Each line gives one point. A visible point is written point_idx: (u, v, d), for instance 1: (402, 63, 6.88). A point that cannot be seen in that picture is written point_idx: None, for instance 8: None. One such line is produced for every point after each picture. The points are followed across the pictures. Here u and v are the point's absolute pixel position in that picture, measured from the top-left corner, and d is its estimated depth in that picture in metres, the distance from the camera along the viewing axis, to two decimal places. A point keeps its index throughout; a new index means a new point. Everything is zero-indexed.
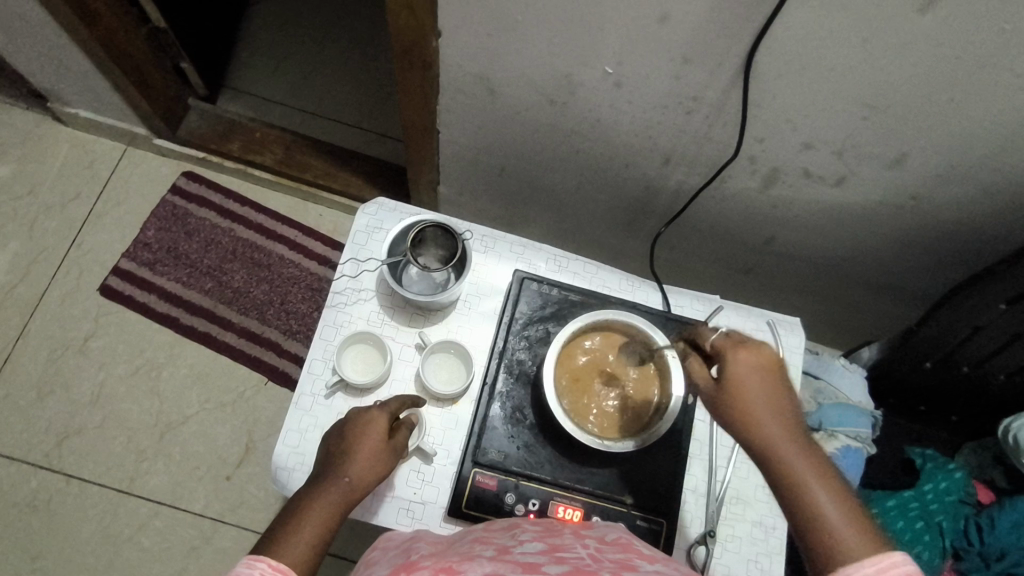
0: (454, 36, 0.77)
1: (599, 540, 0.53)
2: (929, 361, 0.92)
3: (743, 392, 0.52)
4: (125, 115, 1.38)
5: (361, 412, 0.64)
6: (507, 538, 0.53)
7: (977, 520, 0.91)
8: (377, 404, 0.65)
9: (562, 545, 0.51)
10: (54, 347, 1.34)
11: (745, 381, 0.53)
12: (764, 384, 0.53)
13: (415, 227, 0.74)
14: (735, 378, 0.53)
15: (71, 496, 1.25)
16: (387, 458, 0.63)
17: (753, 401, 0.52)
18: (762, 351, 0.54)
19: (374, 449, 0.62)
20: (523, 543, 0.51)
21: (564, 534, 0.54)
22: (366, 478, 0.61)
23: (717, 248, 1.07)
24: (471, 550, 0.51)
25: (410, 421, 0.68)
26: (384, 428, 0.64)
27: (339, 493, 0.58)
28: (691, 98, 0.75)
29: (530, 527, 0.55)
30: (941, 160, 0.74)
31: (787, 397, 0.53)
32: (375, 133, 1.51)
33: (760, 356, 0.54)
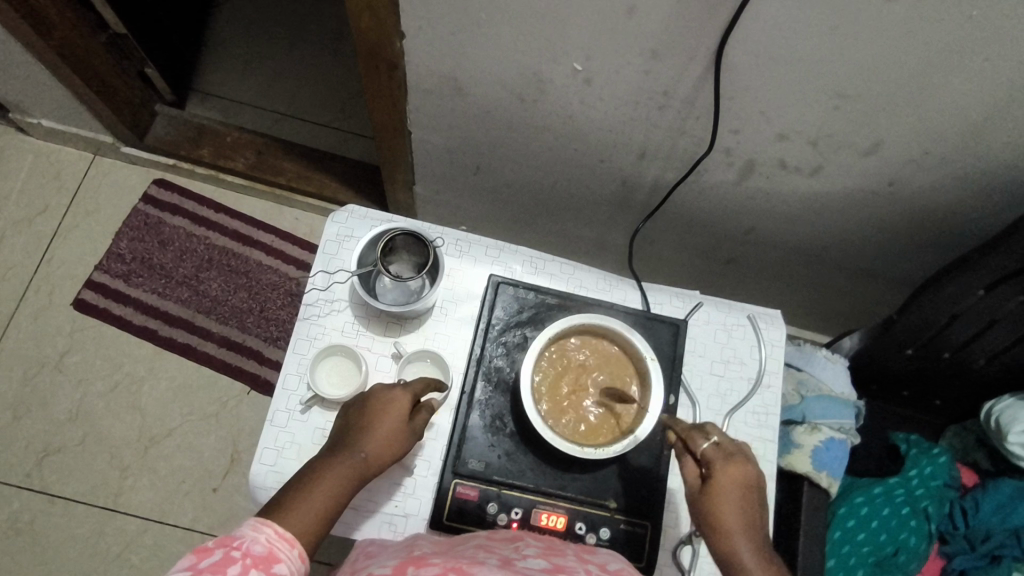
0: (417, 36, 0.75)
1: (601, 566, 0.53)
2: (910, 348, 0.90)
3: (721, 507, 0.58)
4: (90, 124, 1.34)
5: (384, 390, 0.64)
6: (510, 549, 0.54)
7: (962, 504, 0.93)
8: (401, 384, 0.65)
9: (565, 566, 0.50)
10: (30, 365, 1.31)
11: (727, 499, 0.58)
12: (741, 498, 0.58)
13: (385, 235, 0.72)
14: (716, 493, 0.58)
15: (55, 517, 1.23)
16: (405, 439, 0.62)
17: (727, 519, 0.58)
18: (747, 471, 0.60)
19: (394, 428, 0.62)
20: (527, 559, 0.51)
21: (566, 553, 0.54)
22: (381, 459, 0.61)
23: (698, 240, 1.06)
24: (475, 555, 0.51)
25: (432, 405, 0.67)
26: (406, 409, 0.63)
27: (352, 469, 0.58)
28: (662, 93, 0.74)
29: (533, 542, 0.56)
30: (916, 147, 0.73)
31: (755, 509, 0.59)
32: (348, 133, 1.48)
33: (746, 476, 0.59)
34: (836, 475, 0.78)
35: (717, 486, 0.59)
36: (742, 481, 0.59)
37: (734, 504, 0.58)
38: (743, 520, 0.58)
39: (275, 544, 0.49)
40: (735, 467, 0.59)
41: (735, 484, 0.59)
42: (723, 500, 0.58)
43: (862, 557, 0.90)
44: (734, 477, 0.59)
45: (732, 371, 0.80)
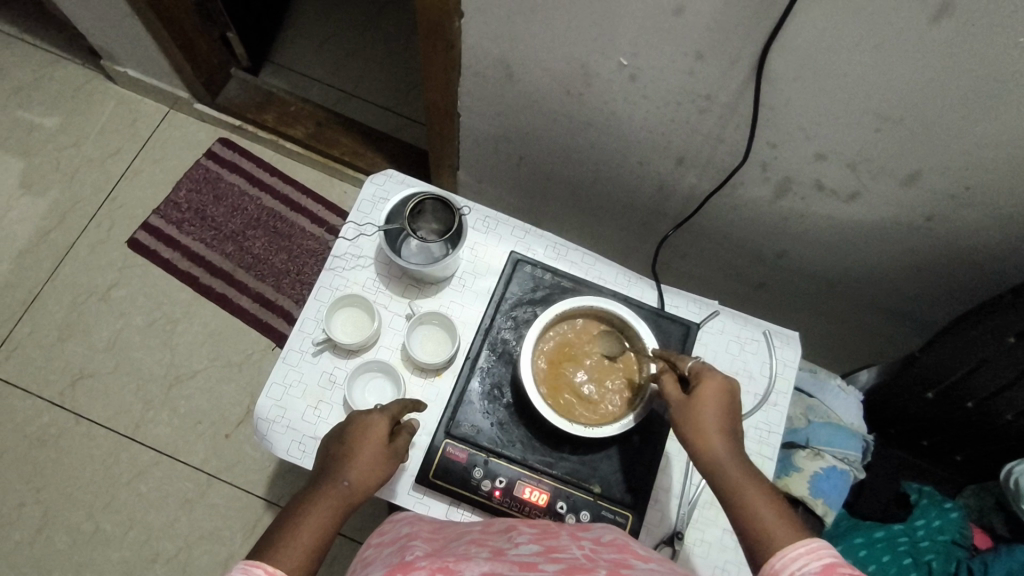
0: (474, 17, 0.78)
1: (595, 540, 0.55)
2: (930, 391, 0.88)
3: (703, 408, 0.59)
4: (170, 78, 1.44)
5: (362, 416, 0.65)
6: (504, 540, 0.56)
7: (970, 564, 0.86)
8: (378, 408, 0.65)
9: (557, 547, 0.53)
10: (81, 292, 1.40)
11: (709, 403, 0.59)
12: (721, 410, 0.59)
13: (415, 198, 0.75)
14: (700, 398, 0.59)
15: (78, 436, 1.30)
16: (387, 463, 0.63)
17: (709, 419, 0.58)
18: (730, 382, 0.61)
19: (375, 453, 0.62)
20: (519, 546, 0.54)
21: (561, 535, 0.57)
22: (366, 483, 0.61)
23: (728, 258, 1.05)
24: (467, 552, 0.54)
25: (411, 427, 0.68)
26: (385, 433, 0.64)
27: (337, 498, 0.58)
28: (704, 97, 0.75)
29: (526, 530, 0.58)
30: (957, 180, 0.72)
31: (738, 427, 0.59)
32: (405, 118, 1.54)
33: (727, 385, 0.61)
34: (833, 505, 0.79)
35: (700, 392, 0.60)
36: (723, 388, 0.60)
37: (715, 410, 0.59)
38: (724, 423, 0.59)
39: None
40: (716, 374, 0.61)
41: (718, 390, 0.60)
42: (705, 405, 0.59)
43: None
44: (715, 383, 0.60)
45: (738, 383, 0.79)
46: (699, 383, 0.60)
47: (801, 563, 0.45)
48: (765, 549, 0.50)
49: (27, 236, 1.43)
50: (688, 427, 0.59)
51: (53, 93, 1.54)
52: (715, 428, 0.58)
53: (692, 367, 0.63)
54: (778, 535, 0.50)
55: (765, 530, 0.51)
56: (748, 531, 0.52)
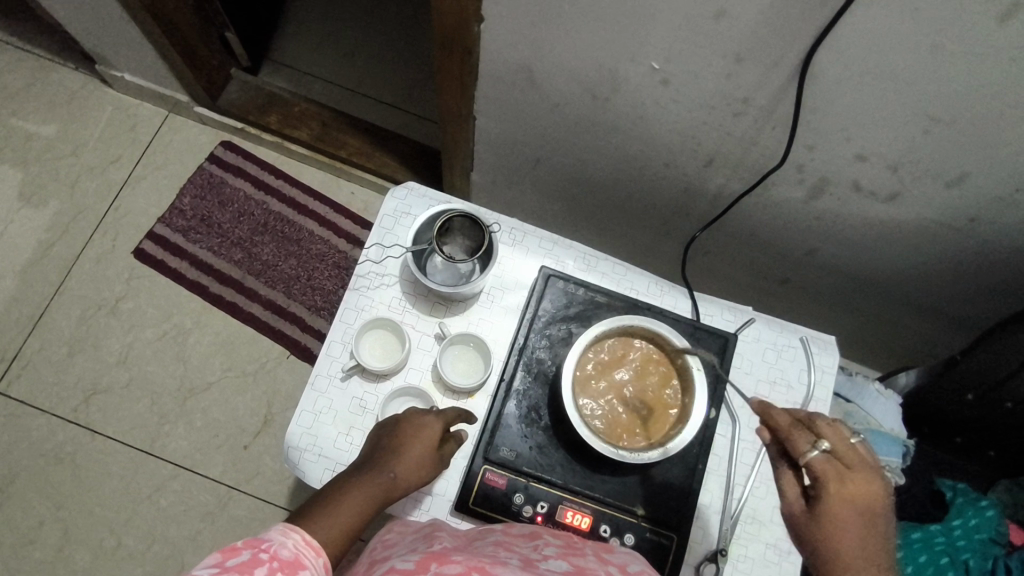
0: (496, 22, 0.75)
1: (621, 570, 0.54)
2: (971, 393, 0.86)
3: (834, 526, 0.50)
4: (168, 81, 1.39)
5: (418, 415, 0.64)
6: (531, 548, 0.55)
7: (1007, 562, 0.86)
8: (435, 410, 0.65)
9: (586, 569, 0.52)
10: (88, 306, 1.37)
11: (842, 520, 0.50)
12: (858, 523, 0.50)
13: (442, 216, 0.72)
14: (831, 513, 0.50)
15: (95, 452, 1.29)
16: (433, 465, 0.62)
17: (842, 541, 0.50)
18: (872, 486, 0.51)
19: (423, 453, 0.62)
20: (549, 560, 0.52)
21: (587, 553, 0.55)
22: (408, 481, 0.60)
23: (754, 257, 1.03)
24: (496, 554, 0.52)
25: (460, 438, 0.67)
26: (436, 436, 0.63)
27: (381, 486, 0.57)
28: (740, 100, 0.72)
29: (552, 540, 0.57)
30: (1004, 182, 0.69)
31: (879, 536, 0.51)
32: (412, 115, 1.50)
33: (868, 491, 0.51)
34: None
35: (829, 505, 0.51)
36: (859, 498, 0.50)
37: (852, 522, 0.50)
38: (863, 545, 0.50)
39: (302, 550, 0.47)
40: (849, 478, 0.51)
41: (853, 502, 0.50)
42: (838, 520, 0.50)
43: None
44: (849, 492, 0.50)
45: (777, 393, 0.78)
46: (828, 495, 0.51)
47: None
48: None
49: (30, 250, 1.40)
50: (823, 548, 0.51)
51: (48, 100, 1.49)
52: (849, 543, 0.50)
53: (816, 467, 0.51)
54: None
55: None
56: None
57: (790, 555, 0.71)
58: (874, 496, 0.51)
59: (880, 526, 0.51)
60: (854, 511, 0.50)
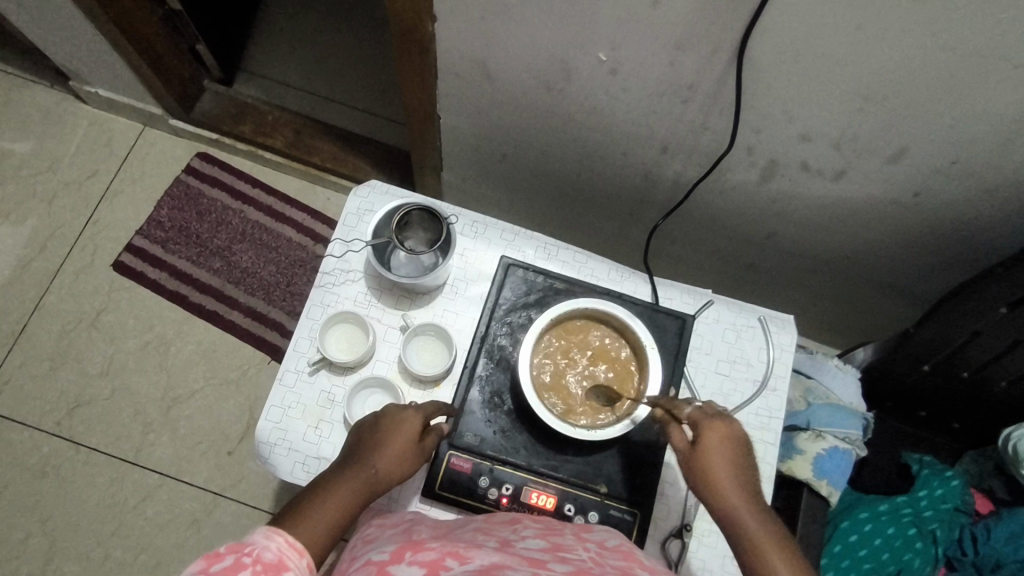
0: (448, 19, 0.77)
1: (600, 544, 0.54)
2: (927, 363, 0.88)
3: (712, 463, 0.58)
4: (141, 95, 1.41)
5: (398, 409, 0.65)
6: (508, 532, 0.56)
7: (973, 530, 0.90)
8: (414, 404, 0.66)
9: (564, 546, 0.53)
10: (69, 319, 1.38)
11: (718, 457, 0.58)
12: (730, 458, 0.58)
13: (400, 210, 0.74)
14: (707, 451, 0.59)
15: (80, 464, 1.29)
16: (415, 458, 0.63)
17: (717, 473, 0.58)
18: (733, 427, 0.60)
19: (404, 447, 0.63)
20: (525, 540, 0.54)
21: (565, 533, 0.57)
22: (392, 474, 0.61)
23: (718, 243, 1.05)
24: (473, 540, 0.54)
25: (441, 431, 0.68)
26: (417, 429, 0.64)
27: (364, 481, 0.58)
28: (686, 87, 0.74)
29: (531, 523, 0.58)
30: (940, 155, 0.72)
31: (751, 473, 0.59)
32: (385, 119, 1.52)
33: (730, 431, 0.60)
34: (837, 485, 0.78)
35: (705, 446, 0.59)
36: (728, 442, 0.59)
37: (725, 458, 0.58)
38: (734, 476, 0.58)
39: (286, 552, 0.46)
40: (717, 425, 0.60)
41: (723, 439, 0.59)
42: (712, 455, 0.58)
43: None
44: (719, 439, 0.59)
45: (738, 371, 0.80)
46: (704, 436, 0.59)
47: None
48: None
49: (10, 266, 1.41)
50: (703, 484, 0.58)
51: (23, 118, 1.50)
52: (725, 474, 0.58)
53: (690, 416, 0.61)
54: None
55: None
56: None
57: None
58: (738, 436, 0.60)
59: (751, 465, 0.59)
60: (727, 450, 0.59)
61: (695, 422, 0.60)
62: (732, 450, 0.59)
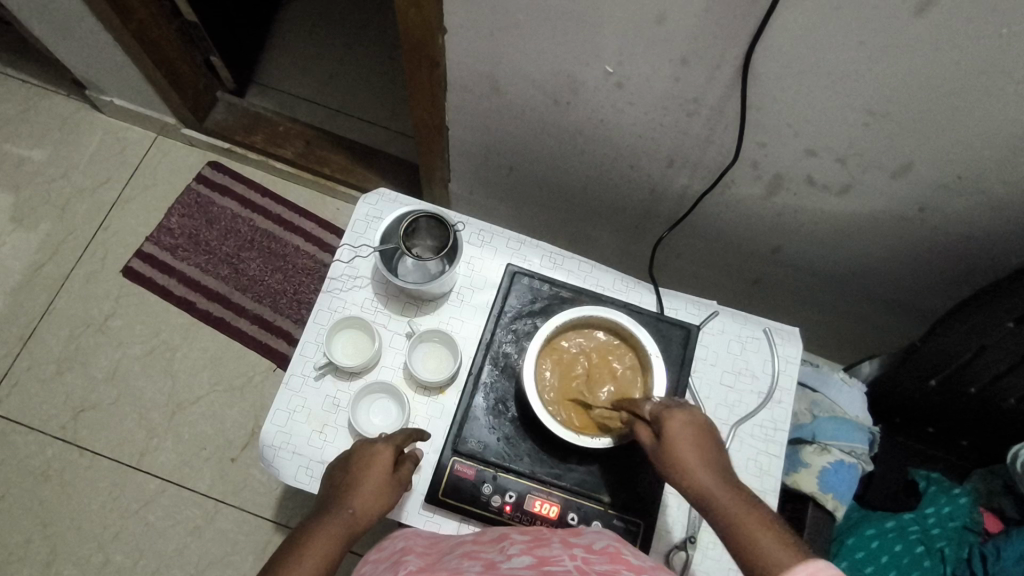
0: (458, 32, 0.78)
1: (587, 548, 0.54)
2: (934, 377, 0.87)
3: (679, 449, 0.58)
4: (155, 105, 1.43)
5: (366, 446, 0.66)
6: (496, 552, 0.56)
7: (983, 549, 0.89)
8: (383, 437, 0.66)
9: (549, 558, 0.53)
10: (78, 324, 1.39)
11: (683, 441, 0.58)
12: (693, 441, 0.58)
13: (408, 217, 0.75)
14: (673, 438, 0.58)
15: (83, 469, 1.29)
16: (391, 493, 0.63)
17: (685, 459, 0.57)
18: (693, 415, 0.60)
19: (378, 482, 0.63)
20: (511, 559, 0.53)
21: (553, 542, 0.57)
22: (369, 513, 0.60)
23: (724, 257, 1.06)
24: (458, 565, 0.54)
25: (415, 457, 0.69)
26: (389, 462, 0.64)
27: (343, 524, 0.57)
28: (691, 100, 0.75)
29: (519, 538, 0.58)
30: (945, 171, 0.72)
31: (718, 455, 0.58)
32: (394, 131, 1.54)
33: (691, 417, 0.60)
34: (843, 499, 0.78)
35: (669, 432, 0.59)
36: (686, 426, 0.59)
37: (687, 441, 0.58)
38: (703, 461, 0.57)
39: None
40: (674, 411, 0.60)
41: (686, 424, 0.59)
42: (677, 441, 0.58)
43: None
44: (678, 423, 0.59)
45: (742, 383, 0.80)
46: (664, 424, 0.59)
47: None
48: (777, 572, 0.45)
49: (21, 271, 1.42)
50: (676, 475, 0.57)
51: (39, 125, 1.53)
52: (691, 458, 0.57)
53: (650, 410, 0.62)
54: (774, 555, 0.47)
55: (760, 551, 0.48)
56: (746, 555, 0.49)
57: None
58: (700, 422, 0.60)
59: (718, 449, 0.59)
60: (690, 435, 0.59)
61: (655, 414, 0.61)
62: (694, 435, 0.59)
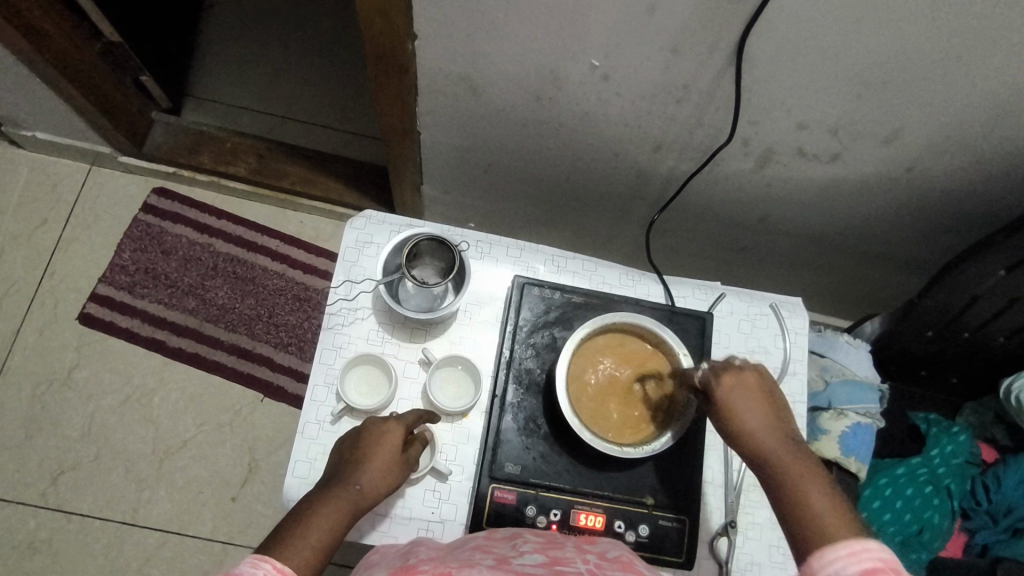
0: (430, 38, 0.74)
1: (600, 555, 0.53)
2: (931, 330, 0.90)
3: (735, 407, 0.59)
4: (86, 135, 1.32)
5: (378, 423, 0.64)
6: (508, 548, 0.55)
7: (984, 480, 0.96)
8: (395, 416, 0.65)
9: (562, 559, 0.52)
10: (38, 382, 1.29)
11: (738, 402, 0.59)
12: (752, 400, 0.59)
13: (409, 242, 0.71)
14: (727, 398, 0.60)
15: (73, 534, 1.22)
16: (399, 471, 0.62)
17: (741, 414, 0.59)
18: (746, 374, 0.61)
19: (387, 461, 0.62)
20: (523, 556, 0.52)
21: (566, 546, 0.55)
22: (377, 489, 0.60)
23: (711, 230, 1.05)
24: (470, 557, 0.53)
25: (424, 438, 0.69)
26: (400, 441, 0.63)
27: (349, 500, 0.57)
28: (681, 87, 0.73)
29: (531, 538, 0.57)
30: (936, 132, 0.73)
31: (778, 412, 0.59)
32: (349, 133, 1.46)
33: (745, 379, 0.60)
34: (863, 459, 0.82)
35: (722, 395, 0.60)
36: (745, 386, 0.60)
37: (747, 402, 0.59)
38: (763, 418, 0.59)
39: None
40: (735, 373, 0.61)
41: (740, 386, 0.60)
42: (733, 404, 0.59)
43: (889, 538, 0.92)
44: (734, 382, 0.60)
45: (757, 362, 0.81)
46: (716, 386, 0.60)
47: (841, 564, 0.47)
48: (820, 540, 0.50)
49: None
50: (726, 425, 0.59)
51: None
52: (749, 415, 0.59)
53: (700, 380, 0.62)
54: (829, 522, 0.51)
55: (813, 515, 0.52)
56: (792, 513, 0.53)
57: None
58: (756, 382, 0.61)
59: (781, 408, 0.60)
60: (746, 393, 0.60)
61: (706, 380, 0.61)
62: (750, 393, 0.60)
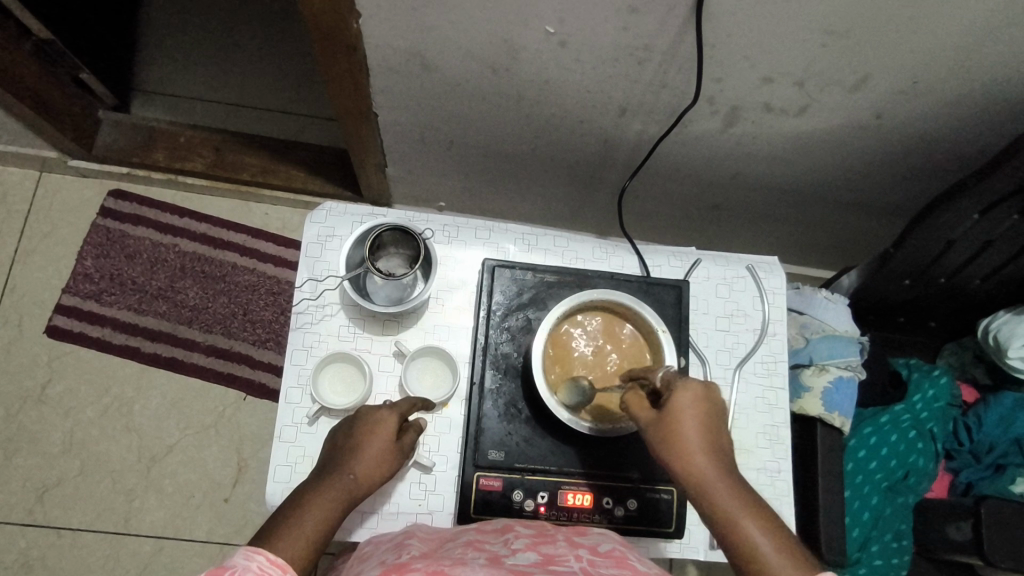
0: (374, 14, 0.70)
1: (592, 549, 0.53)
2: (908, 278, 0.90)
3: (682, 429, 0.56)
4: (30, 140, 1.26)
5: (372, 411, 0.63)
6: (499, 544, 0.54)
7: (966, 420, 0.98)
8: (388, 404, 0.64)
9: (555, 557, 0.51)
10: (12, 400, 1.26)
11: (686, 420, 0.56)
12: (699, 421, 0.57)
13: (371, 234, 0.68)
14: (676, 414, 0.57)
15: (66, 549, 1.21)
16: (394, 459, 0.62)
17: (689, 438, 0.56)
18: (700, 389, 0.58)
19: (381, 451, 0.61)
20: (516, 554, 0.52)
21: (556, 540, 0.55)
22: (371, 478, 0.59)
23: (685, 191, 1.03)
24: (462, 555, 0.52)
25: (419, 425, 0.67)
26: (394, 430, 0.62)
27: (343, 490, 0.57)
28: (642, 48, 0.70)
29: (522, 532, 0.57)
30: (903, 75, 0.71)
31: (721, 436, 0.57)
32: (308, 117, 1.41)
33: (700, 393, 0.58)
34: (847, 413, 0.81)
35: (674, 410, 0.57)
36: (694, 405, 0.57)
37: (695, 421, 0.57)
38: (706, 442, 0.56)
39: (269, 570, 0.47)
40: (687, 390, 0.57)
41: (693, 403, 0.57)
42: (682, 423, 0.57)
43: (875, 485, 0.93)
44: (686, 401, 0.57)
45: (737, 325, 0.80)
46: (671, 399, 0.57)
47: None
48: None
49: None
50: (671, 448, 0.56)
51: None
52: (695, 439, 0.56)
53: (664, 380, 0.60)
54: (768, 561, 0.50)
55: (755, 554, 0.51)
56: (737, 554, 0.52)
57: (781, 474, 0.76)
58: (707, 400, 0.58)
59: (723, 429, 0.58)
60: (694, 413, 0.57)
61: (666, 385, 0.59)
62: (699, 413, 0.57)
